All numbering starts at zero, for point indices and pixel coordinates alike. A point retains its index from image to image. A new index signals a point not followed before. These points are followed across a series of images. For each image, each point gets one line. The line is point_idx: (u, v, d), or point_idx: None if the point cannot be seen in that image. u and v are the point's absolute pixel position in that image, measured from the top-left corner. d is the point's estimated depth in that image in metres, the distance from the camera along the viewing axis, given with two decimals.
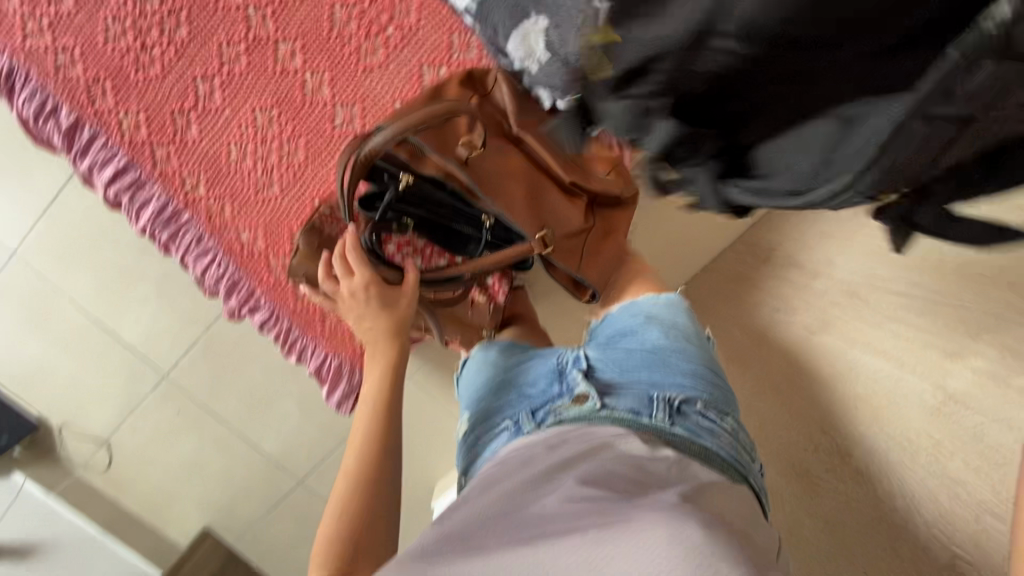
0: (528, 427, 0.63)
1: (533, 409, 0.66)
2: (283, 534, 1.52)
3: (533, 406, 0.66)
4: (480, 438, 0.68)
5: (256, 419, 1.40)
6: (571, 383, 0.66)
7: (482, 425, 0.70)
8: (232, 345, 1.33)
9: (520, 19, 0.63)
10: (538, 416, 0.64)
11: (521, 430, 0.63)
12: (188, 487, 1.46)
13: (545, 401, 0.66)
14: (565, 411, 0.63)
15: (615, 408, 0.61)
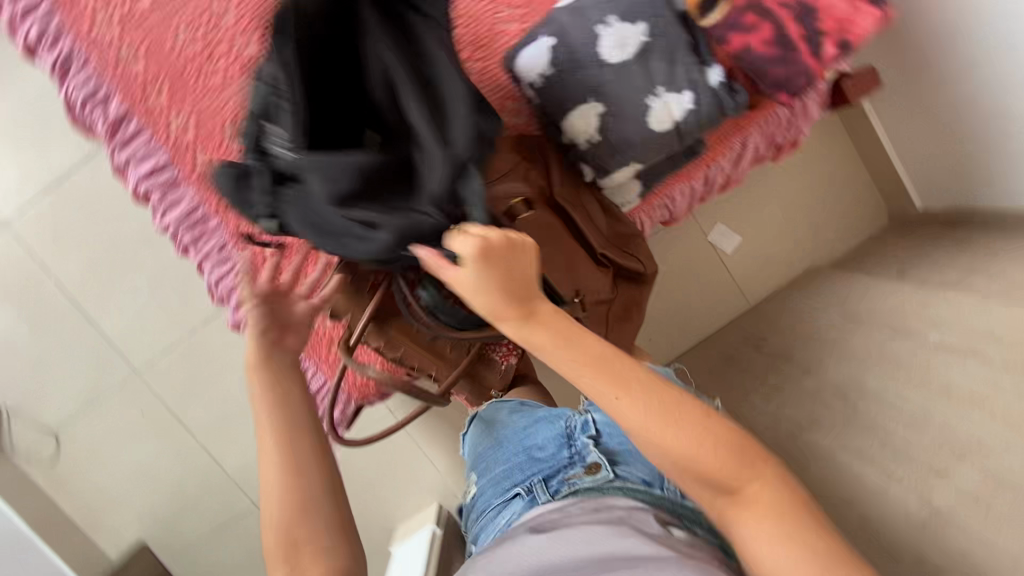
0: (540, 499, 0.47)
1: (542, 476, 0.50)
2: (227, 559, 1.40)
3: (538, 472, 0.51)
4: (473, 504, 0.55)
5: (225, 428, 1.33)
6: (585, 447, 0.51)
7: (483, 503, 0.53)
8: (215, 352, 1.29)
9: (580, 101, 0.70)
10: (551, 485, 0.49)
11: (531, 503, 0.47)
12: (133, 497, 1.36)
13: (555, 469, 0.51)
14: (578, 481, 0.47)
15: (629, 481, 0.46)
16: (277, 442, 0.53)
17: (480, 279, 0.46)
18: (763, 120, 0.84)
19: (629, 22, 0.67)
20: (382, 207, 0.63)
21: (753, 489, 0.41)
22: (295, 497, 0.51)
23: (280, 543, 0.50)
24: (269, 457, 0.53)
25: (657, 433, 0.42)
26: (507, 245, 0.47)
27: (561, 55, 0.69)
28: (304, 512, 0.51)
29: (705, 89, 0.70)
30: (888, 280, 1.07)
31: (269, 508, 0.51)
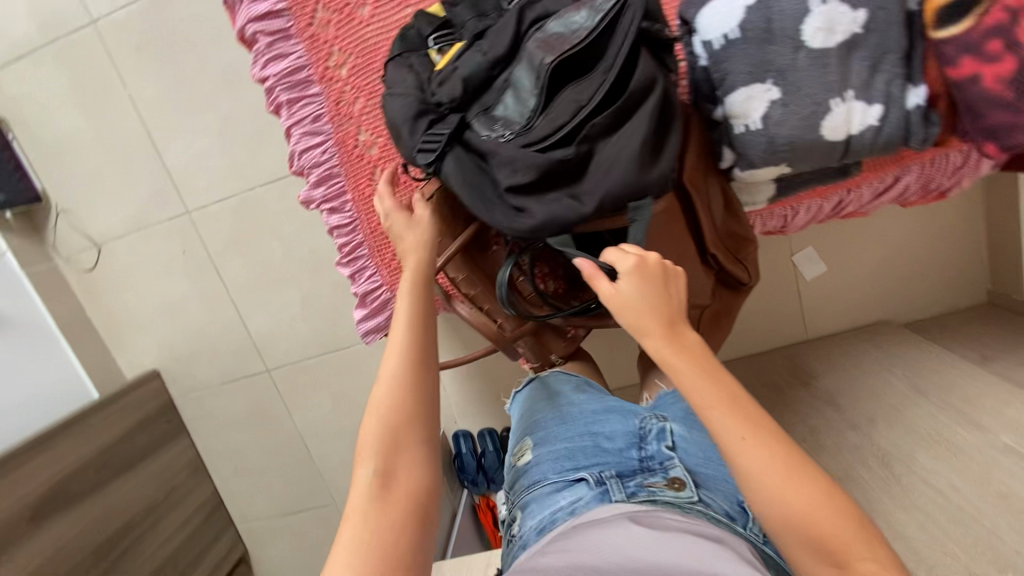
0: (616, 495, 0.46)
1: (616, 471, 0.50)
2: (227, 413, 1.43)
3: (609, 466, 0.51)
4: (536, 476, 0.53)
5: (255, 292, 1.30)
6: (664, 460, 0.51)
7: (542, 472, 0.53)
8: (266, 214, 1.23)
9: (755, 78, 0.60)
10: (627, 485, 0.48)
11: (606, 497, 0.46)
12: (156, 328, 1.37)
13: (630, 470, 0.51)
14: (659, 492, 0.46)
15: (712, 506, 0.46)
16: (404, 334, 0.55)
17: (636, 293, 0.49)
18: (926, 158, 0.73)
19: (846, 5, 0.57)
20: (538, 191, 0.58)
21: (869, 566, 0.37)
22: (409, 383, 0.52)
23: (381, 429, 0.49)
24: (393, 348, 0.54)
25: (775, 483, 0.40)
26: (661, 268, 0.51)
27: (755, 18, 0.59)
28: (415, 404, 0.51)
29: (898, 109, 0.60)
30: (970, 362, 1.00)
31: (381, 389, 0.52)
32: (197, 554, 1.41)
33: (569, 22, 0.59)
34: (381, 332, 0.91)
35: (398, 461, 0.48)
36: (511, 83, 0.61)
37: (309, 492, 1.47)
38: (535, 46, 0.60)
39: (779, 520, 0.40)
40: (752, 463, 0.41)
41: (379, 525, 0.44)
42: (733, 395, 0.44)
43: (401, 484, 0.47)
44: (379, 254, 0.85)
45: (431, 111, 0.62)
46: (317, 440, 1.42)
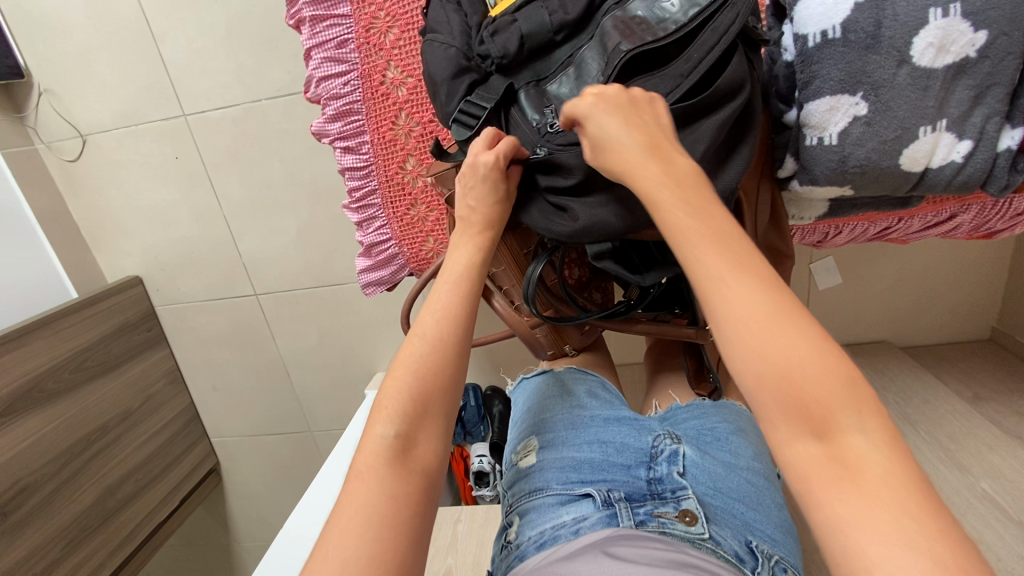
0: (624, 522, 0.45)
1: (624, 494, 0.49)
2: (209, 330, 1.39)
3: (617, 484, 0.50)
4: (544, 484, 0.52)
5: (249, 212, 1.23)
6: (676, 489, 0.49)
7: (547, 479, 0.53)
8: (268, 130, 1.14)
9: (844, 88, 0.54)
10: (636, 511, 0.47)
11: (613, 521, 0.46)
12: (142, 233, 1.29)
13: (639, 493, 0.50)
14: (668, 524, 0.46)
15: (720, 545, 0.45)
16: (449, 295, 0.52)
17: (601, 126, 0.47)
18: (986, 200, 0.68)
19: (972, 22, 0.49)
20: (582, 188, 0.54)
21: (848, 418, 0.33)
22: (446, 349, 0.49)
23: (408, 391, 0.46)
24: (434, 306, 0.51)
25: (762, 331, 0.36)
26: (628, 101, 0.48)
27: (864, 19, 0.52)
28: (449, 373, 0.48)
29: (988, 149, 0.54)
30: (962, 400, 1.00)
31: (415, 344, 0.49)
32: (169, 461, 1.42)
33: (658, 11, 0.53)
34: (385, 285, 0.86)
35: (423, 428, 0.45)
36: (576, 61, 0.57)
37: (285, 417, 1.48)
38: (613, 26, 0.54)
39: (751, 371, 0.36)
40: (734, 310, 0.38)
41: (392, 488, 0.42)
42: (722, 231, 0.40)
43: (420, 455, 0.45)
44: (393, 205, 0.78)
45: (474, 69, 0.60)
46: (300, 369, 1.41)
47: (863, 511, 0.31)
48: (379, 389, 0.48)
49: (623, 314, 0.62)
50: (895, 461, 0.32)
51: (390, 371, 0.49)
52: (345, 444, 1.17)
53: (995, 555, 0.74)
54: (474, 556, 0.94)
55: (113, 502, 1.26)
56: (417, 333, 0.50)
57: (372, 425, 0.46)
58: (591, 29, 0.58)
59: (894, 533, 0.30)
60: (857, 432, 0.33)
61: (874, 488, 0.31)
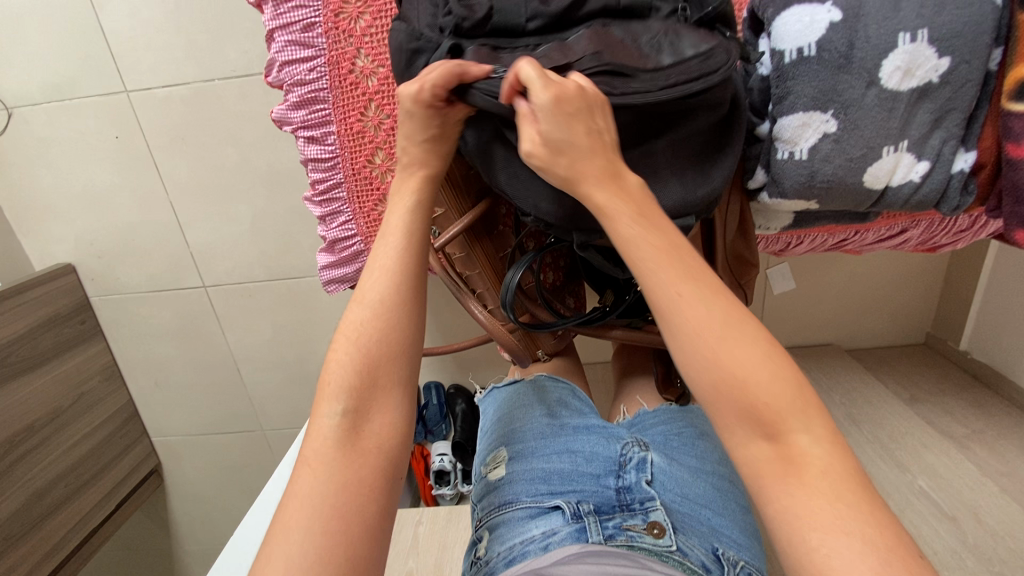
0: (593, 536, 0.45)
1: (593, 506, 0.49)
2: (151, 323, 1.30)
3: (586, 496, 0.50)
4: (513, 497, 0.51)
5: (199, 199, 1.15)
6: (643, 500, 0.49)
7: (516, 492, 0.52)
8: (222, 113, 1.07)
9: (816, 106, 0.56)
10: (604, 525, 0.46)
11: (582, 535, 0.45)
12: (75, 217, 1.19)
13: (608, 504, 0.49)
14: (637, 537, 0.46)
15: (687, 556, 0.45)
16: (393, 253, 0.50)
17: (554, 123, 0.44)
18: (934, 216, 0.71)
19: (936, 48, 0.52)
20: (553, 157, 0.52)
21: (795, 421, 0.38)
22: (389, 308, 0.48)
23: (355, 364, 0.46)
24: (376, 267, 0.49)
25: (716, 345, 0.39)
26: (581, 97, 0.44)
27: (838, 39, 0.53)
28: (397, 336, 0.47)
29: (943, 170, 0.57)
30: (901, 401, 1.06)
31: (357, 309, 0.48)
32: (104, 463, 1.32)
33: (638, 40, 0.51)
34: (348, 282, 0.82)
35: (372, 398, 0.45)
36: (536, 49, 0.53)
37: (234, 415, 1.40)
38: (592, 35, 0.51)
39: (712, 385, 0.39)
40: (689, 329, 0.40)
41: (345, 466, 0.42)
42: (678, 254, 0.42)
43: (373, 430, 0.44)
44: (360, 199, 0.75)
45: (425, 48, 0.56)
46: (251, 365, 1.34)
47: (806, 496, 0.36)
48: (325, 362, 0.47)
49: (598, 320, 0.62)
50: (837, 458, 0.37)
51: (333, 342, 0.48)
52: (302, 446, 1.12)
53: (931, 548, 0.80)
54: (436, 559, 0.92)
55: (42, 508, 1.17)
56: (359, 300, 0.48)
57: (318, 408, 0.45)
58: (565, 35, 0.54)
59: (831, 523, 0.34)
60: (802, 434, 0.38)
61: (813, 478, 0.36)
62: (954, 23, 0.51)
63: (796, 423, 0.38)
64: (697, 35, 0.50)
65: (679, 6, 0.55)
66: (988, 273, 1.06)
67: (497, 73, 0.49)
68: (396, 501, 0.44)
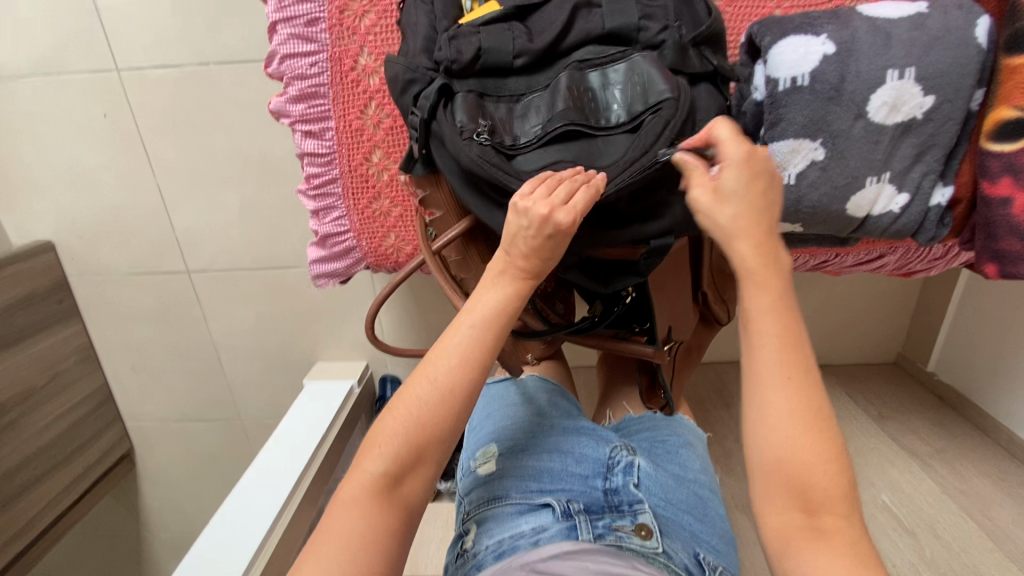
0: (583, 535, 0.46)
1: (583, 505, 0.50)
2: (131, 305, 1.27)
3: (576, 495, 0.52)
4: (506, 494, 0.53)
5: (188, 183, 1.13)
6: (632, 502, 0.51)
7: (505, 489, 0.53)
8: (216, 97, 1.05)
9: (806, 134, 0.58)
10: (595, 524, 0.48)
11: (572, 533, 0.47)
12: (57, 193, 1.16)
13: (597, 505, 0.51)
14: (625, 537, 0.47)
15: (671, 557, 0.47)
16: (467, 341, 0.48)
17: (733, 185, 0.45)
18: (911, 244, 0.74)
19: (922, 87, 0.54)
20: None
21: (835, 493, 0.41)
22: (457, 401, 0.47)
23: (406, 436, 0.46)
24: (451, 349, 0.47)
25: (790, 430, 0.41)
26: (769, 169, 0.46)
27: (830, 72, 0.56)
28: (453, 420, 0.47)
29: (922, 204, 0.60)
30: (870, 418, 1.10)
31: (421, 382, 0.47)
32: (76, 446, 1.30)
33: (605, 84, 0.55)
34: (338, 278, 0.82)
35: (414, 470, 0.46)
36: (522, 99, 0.57)
37: (212, 402, 1.39)
38: (566, 86, 0.54)
39: (773, 464, 0.42)
40: (774, 412, 0.42)
41: (373, 524, 0.43)
42: (798, 346, 0.43)
43: (405, 494, 0.45)
44: (354, 196, 0.75)
45: (420, 78, 0.57)
46: (233, 354, 1.32)
47: (829, 562, 0.39)
48: (377, 419, 0.47)
49: (587, 329, 0.63)
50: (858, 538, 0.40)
51: (391, 402, 0.48)
52: (283, 438, 1.12)
53: (891, 561, 0.83)
54: (411, 555, 0.93)
55: (8, 489, 1.15)
56: (429, 377, 0.47)
57: (361, 458, 0.46)
58: (550, 71, 0.58)
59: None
60: (837, 507, 0.40)
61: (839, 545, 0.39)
62: (938, 63, 0.54)
63: (835, 497, 0.40)
64: (664, 78, 0.52)
65: (671, 23, 0.57)
66: (957, 299, 1.10)
67: (481, 137, 0.53)
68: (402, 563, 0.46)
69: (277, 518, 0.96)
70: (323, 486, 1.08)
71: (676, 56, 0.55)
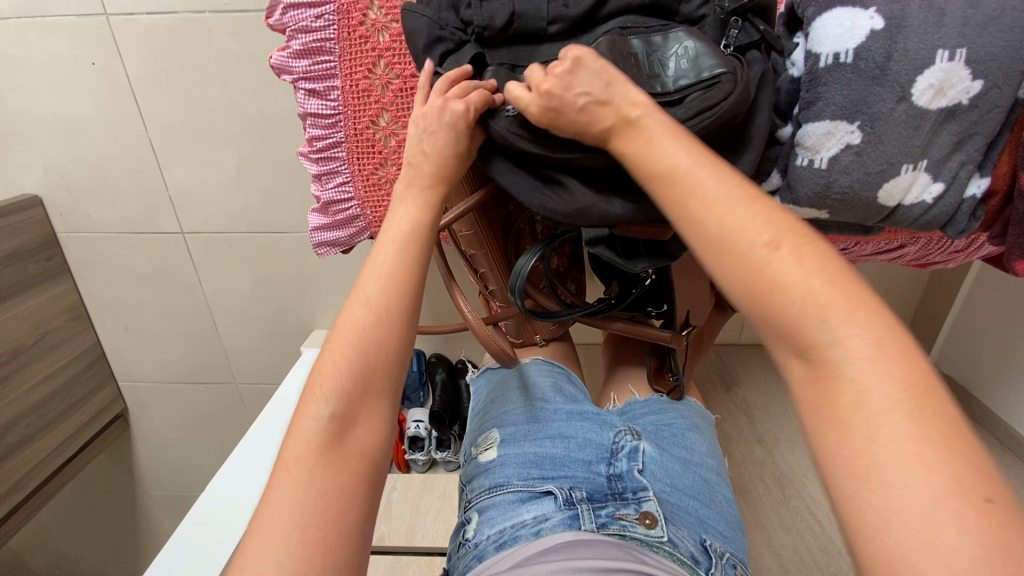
0: (585, 524, 0.45)
1: (586, 493, 0.49)
2: (121, 264, 1.24)
3: (579, 482, 0.50)
4: (505, 481, 0.52)
5: (181, 140, 1.08)
6: (636, 490, 0.50)
7: (507, 475, 0.52)
8: (210, 49, 0.99)
9: (843, 115, 0.54)
10: (597, 513, 0.47)
11: (574, 522, 0.45)
12: (43, 145, 1.10)
13: (600, 493, 0.50)
14: (629, 527, 0.46)
15: (677, 547, 0.46)
16: (393, 256, 0.46)
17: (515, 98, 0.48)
18: (934, 234, 0.72)
19: (972, 70, 0.51)
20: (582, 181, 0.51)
21: (834, 333, 0.33)
22: (393, 317, 0.44)
23: (348, 366, 0.42)
24: (377, 270, 0.46)
25: (724, 248, 0.37)
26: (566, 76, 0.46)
27: (876, 49, 0.52)
28: (392, 337, 0.44)
29: (956, 194, 0.57)
30: None
31: (357, 309, 0.44)
32: (68, 406, 1.28)
33: (652, 50, 0.50)
34: (338, 246, 0.79)
35: (366, 403, 0.42)
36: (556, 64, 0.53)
37: (206, 366, 1.37)
38: (606, 45, 0.50)
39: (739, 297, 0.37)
40: (724, 265, 0.37)
41: (332, 469, 0.39)
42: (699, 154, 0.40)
43: (361, 435, 0.41)
44: (359, 162, 0.71)
45: (449, 37, 0.54)
46: (228, 318, 1.30)
47: (842, 440, 0.32)
48: (312, 368, 0.44)
49: (602, 312, 0.61)
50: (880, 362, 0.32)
51: (325, 345, 0.44)
52: (278, 405, 1.11)
53: None
54: (408, 525, 0.93)
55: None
56: (359, 300, 0.44)
57: (303, 408, 0.42)
58: (589, 36, 0.53)
59: (869, 459, 0.31)
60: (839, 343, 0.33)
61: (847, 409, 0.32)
62: (991, 46, 0.50)
63: (823, 337, 0.34)
64: (714, 55, 0.49)
65: None
66: (965, 292, 1.08)
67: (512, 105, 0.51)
68: (376, 508, 0.41)
69: None
70: None
71: (716, 32, 0.53)
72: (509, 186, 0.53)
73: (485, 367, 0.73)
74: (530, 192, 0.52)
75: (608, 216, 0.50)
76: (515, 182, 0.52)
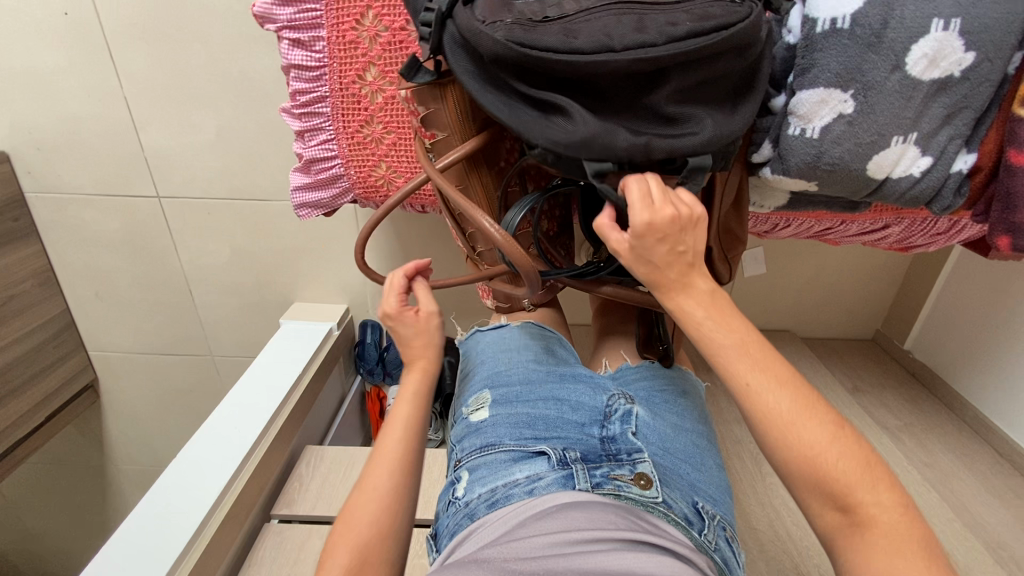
0: (580, 483, 0.45)
1: (580, 453, 0.48)
2: (94, 228, 1.19)
3: (572, 443, 0.50)
4: (498, 440, 0.51)
5: (158, 99, 1.04)
6: (631, 451, 0.49)
7: (499, 435, 0.51)
8: (191, 3, 0.95)
9: (838, 83, 0.54)
10: (592, 473, 0.46)
11: (569, 482, 0.45)
12: (11, 98, 1.05)
13: (594, 453, 0.49)
14: (623, 487, 0.46)
15: (671, 508, 0.45)
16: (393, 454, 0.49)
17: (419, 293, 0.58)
18: (918, 216, 0.72)
19: (965, 41, 0.51)
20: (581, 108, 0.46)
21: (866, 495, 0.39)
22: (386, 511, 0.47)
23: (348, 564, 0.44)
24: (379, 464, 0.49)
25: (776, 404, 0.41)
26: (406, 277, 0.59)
27: (873, 16, 0.52)
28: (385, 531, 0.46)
29: (943, 169, 0.57)
30: (844, 390, 1.11)
31: (368, 498, 0.47)
32: (35, 372, 1.24)
33: None
34: (321, 209, 0.77)
35: None
36: None
37: (181, 337, 1.34)
38: None
39: (792, 459, 0.40)
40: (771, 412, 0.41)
41: None
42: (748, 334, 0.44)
43: None
44: (345, 119, 0.69)
45: None
46: (205, 287, 1.27)
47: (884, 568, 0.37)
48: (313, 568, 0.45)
49: (590, 275, 0.61)
50: (904, 521, 0.39)
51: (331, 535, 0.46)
52: (257, 376, 1.09)
53: None
54: None
55: None
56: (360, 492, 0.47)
57: None
58: None
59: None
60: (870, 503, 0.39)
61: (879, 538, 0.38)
62: (985, 17, 0.50)
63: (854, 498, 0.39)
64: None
65: None
66: (943, 281, 1.10)
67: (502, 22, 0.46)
68: None
69: (251, 454, 0.94)
70: (296, 427, 1.06)
71: None
72: (504, 115, 0.48)
73: (474, 329, 0.71)
74: (528, 122, 0.47)
75: (613, 149, 0.46)
76: (510, 111, 0.47)
